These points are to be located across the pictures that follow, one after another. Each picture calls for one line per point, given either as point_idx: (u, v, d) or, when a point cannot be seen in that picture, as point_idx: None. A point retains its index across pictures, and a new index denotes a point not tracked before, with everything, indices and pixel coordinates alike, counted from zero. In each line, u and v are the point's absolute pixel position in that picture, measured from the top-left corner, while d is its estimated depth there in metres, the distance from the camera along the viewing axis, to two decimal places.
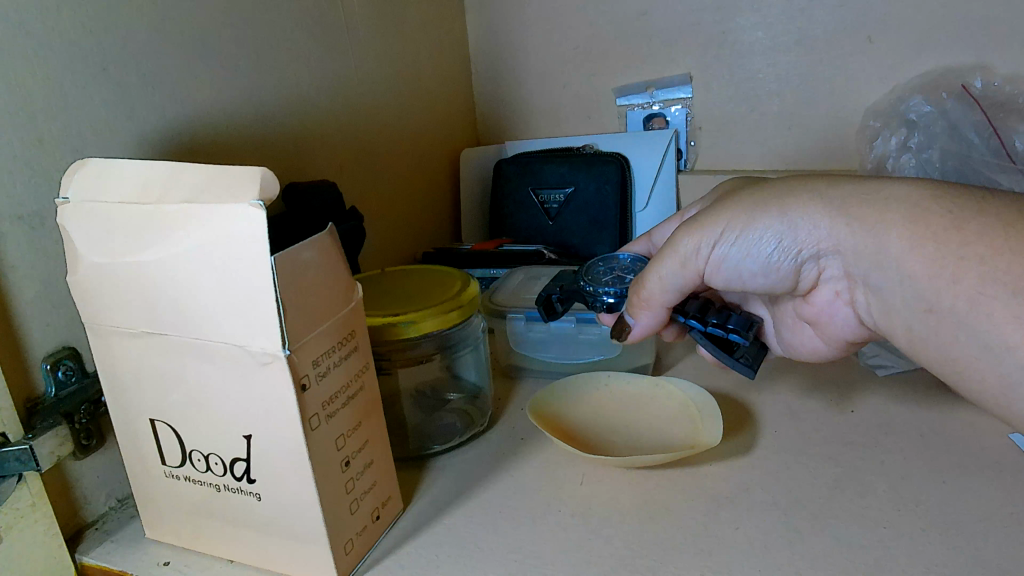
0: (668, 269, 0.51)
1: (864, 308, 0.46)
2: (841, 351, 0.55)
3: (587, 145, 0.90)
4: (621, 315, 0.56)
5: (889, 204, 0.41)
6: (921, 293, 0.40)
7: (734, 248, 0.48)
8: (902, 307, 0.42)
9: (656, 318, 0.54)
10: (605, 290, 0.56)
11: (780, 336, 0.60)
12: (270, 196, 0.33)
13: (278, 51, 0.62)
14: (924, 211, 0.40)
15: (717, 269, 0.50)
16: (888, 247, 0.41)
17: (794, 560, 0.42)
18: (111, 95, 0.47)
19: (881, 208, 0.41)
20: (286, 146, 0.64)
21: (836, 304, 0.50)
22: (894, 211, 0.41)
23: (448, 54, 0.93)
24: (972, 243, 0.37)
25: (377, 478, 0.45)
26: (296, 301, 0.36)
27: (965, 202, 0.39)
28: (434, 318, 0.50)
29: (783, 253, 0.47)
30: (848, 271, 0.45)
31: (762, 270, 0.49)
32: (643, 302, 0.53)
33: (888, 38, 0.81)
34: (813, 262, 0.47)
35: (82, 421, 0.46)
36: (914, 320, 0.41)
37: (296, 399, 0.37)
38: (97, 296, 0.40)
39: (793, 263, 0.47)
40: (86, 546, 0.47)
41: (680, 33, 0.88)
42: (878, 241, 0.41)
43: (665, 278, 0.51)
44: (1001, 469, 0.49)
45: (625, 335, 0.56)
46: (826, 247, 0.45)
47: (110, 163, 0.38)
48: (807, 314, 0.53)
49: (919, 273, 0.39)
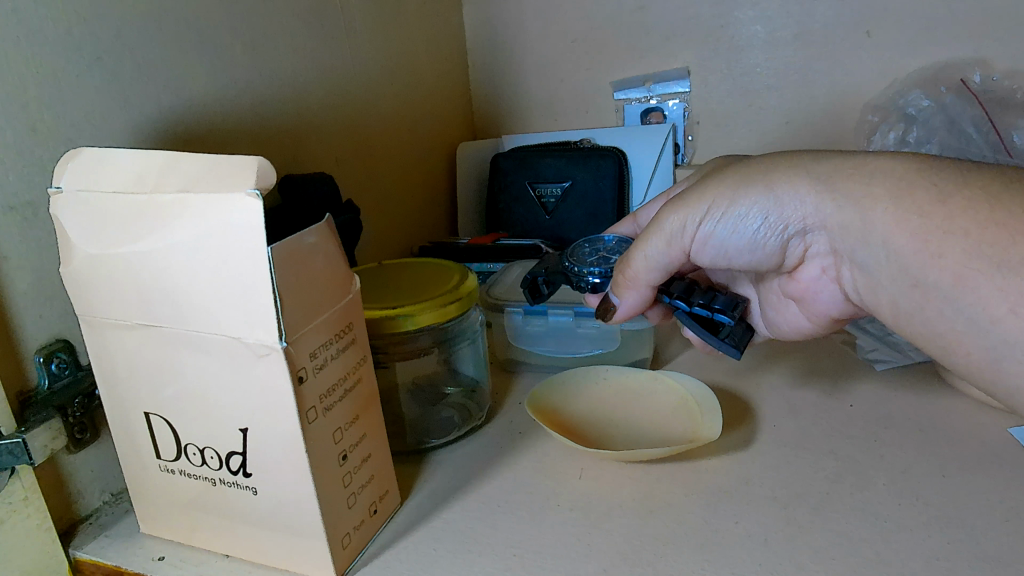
0: (654, 248, 0.50)
1: (851, 285, 0.46)
2: (826, 329, 0.55)
3: (584, 137, 0.89)
4: (607, 295, 0.56)
5: (875, 179, 0.41)
6: (907, 268, 0.39)
7: (720, 225, 0.48)
8: (890, 284, 0.42)
9: (641, 297, 0.54)
10: (590, 270, 0.55)
11: (765, 316, 0.59)
12: (267, 185, 0.33)
13: (274, 41, 0.62)
14: (908, 187, 0.39)
15: (703, 246, 0.50)
16: (875, 226, 0.41)
17: (795, 554, 0.42)
18: (106, 83, 0.47)
19: (866, 183, 0.41)
20: (282, 138, 0.63)
21: (823, 281, 0.50)
22: (880, 185, 0.41)
23: (445, 46, 0.92)
24: (958, 217, 0.37)
25: (375, 470, 0.44)
26: (294, 283, 0.35)
27: (959, 179, 0.38)
28: (432, 309, 0.50)
29: (769, 230, 0.47)
30: (834, 247, 0.45)
31: (748, 247, 0.49)
32: (629, 281, 0.53)
33: (887, 33, 0.80)
34: (800, 238, 0.47)
35: (76, 415, 0.45)
36: (901, 296, 0.41)
37: (294, 387, 0.36)
38: (91, 289, 0.39)
39: (779, 240, 0.47)
40: (80, 541, 0.46)
41: (679, 26, 0.88)
42: (864, 219, 0.41)
43: (651, 257, 0.51)
44: (1000, 463, 0.49)
45: (610, 315, 0.56)
46: (812, 223, 0.45)
47: (105, 152, 0.37)
48: (792, 291, 0.53)
49: (905, 249, 0.39)
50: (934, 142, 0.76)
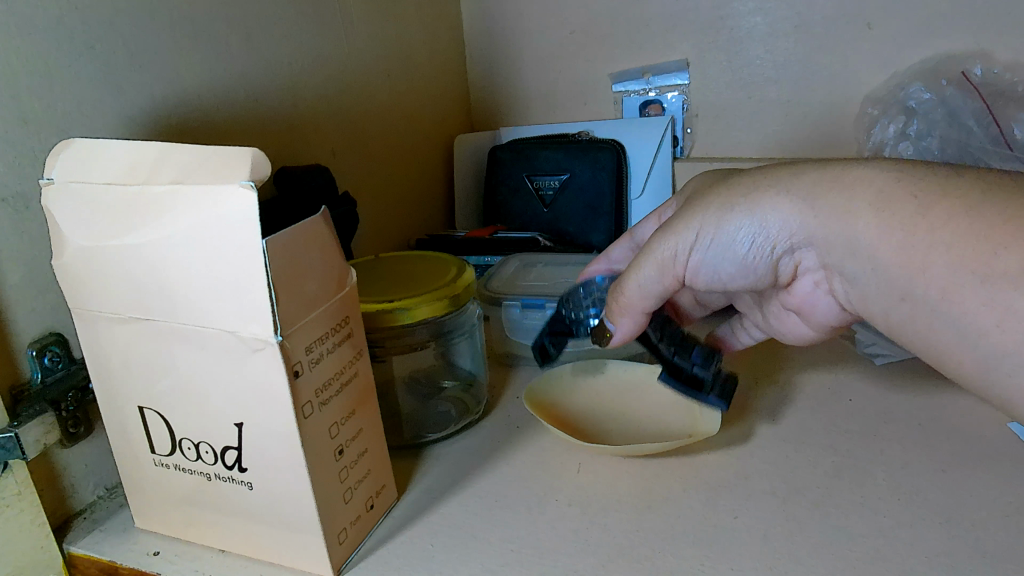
0: (646, 275, 0.49)
1: (845, 297, 0.45)
2: (829, 335, 0.55)
3: (581, 132, 0.89)
4: (599, 319, 0.54)
5: (855, 188, 0.41)
6: (894, 282, 0.39)
7: (710, 251, 0.47)
8: (879, 297, 0.41)
9: (636, 323, 0.52)
10: (587, 312, 0.55)
11: (766, 323, 0.59)
12: (262, 177, 0.32)
13: (269, 32, 0.61)
14: (889, 199, 0.39)
15: (696, 272, 0.49)
16: (860, 239, 0.40)
17: (794, 549, 0.42)
18: (98, 74, 0.46)
19: (847, 194, 0.41)
20: (276, 131, 0.63)
21: (817, 293, 0.49)
22: (859, 197, 0.40)
23: (442, 37, 0.91)
24: (939, 230, 0.37)
25: (372, 466, 0.44)
26: (289, 284, 0.35)
27: (953, 182, 0.38)
28: (427, 305, 0.49)
29: (758, 250, 0.46)
30: (823, 263, 0.44)
31: (739, 270, 0.48)
32: (622, 308, 0.51)
33: (888, 25, 0.80)
34: (789, 256, 0.46)
35: (70, 409, 0.45)
36: (891, 308, 0.41)
37: (289, 385, 0.36)
38: (84, 283, 0.39)
39: (770, 259, 0.47)
40: (75, 536, 0.46)
41: (677, 18, 0.87)
42: (847, 231, 0.41)
43: (643, 284, 0.50)
44: (1000, 459, 0.49)
45: (605, 341, 0.54)
46: (799, 239, 0.44)
47: (97, 143, 0.37)
48: (790, 303, 0.52)
49: (891, 263, 0.39)
50: (934, 136, 0.80)
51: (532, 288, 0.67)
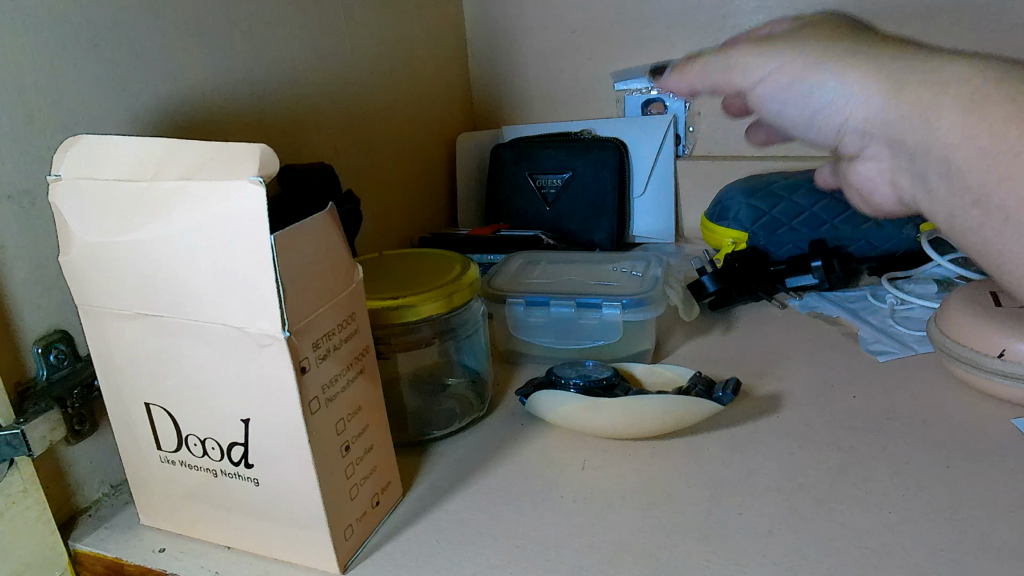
0: (713, 63, 0.42)
1: (903, 187, 0.40)
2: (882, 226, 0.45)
3: (584, 130, 0.91)
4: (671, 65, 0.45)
5: (949, 84, 0.35)
6: (964, 180, 0.35)
7: (784, 99, 0.40)
8: (947, 195, 0.37)
9: (689, 92, 0.43)
10: (574, 379, 0.55)
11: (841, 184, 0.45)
12: (270, 172, 0.32)
13: (272, 29, 0.61)
14: (984, 100, 0.34)
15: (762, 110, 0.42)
16: (936, 139, 0.35)
17: (799, 544, 0.42)
18: (103, 72, 0.46)
19: (938, 88, 0.35)
20: (279, 128, 0.63)
21: (876, 188, 0.42)
22: (951, 94, 0.34)
23: (444, 35, 0.91)
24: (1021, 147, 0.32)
25: (378, 463, 0.44)
26: (297, 278, 0.35)
27: None
28: (433, 302, 0.50)
29: (837, 116, 0.39)
30: (893, 145, 0.38)
31: (806, 122, 0.41)
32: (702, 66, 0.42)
33: (889, 23, 0.80)
34: (860, 135, 0.39)
35: (75, 406, 0.45)
36: (955, 208, 0.36)
37: (296, 381, 0.36)
38: (90, 279, 0.39)
39: (855, 130, 0.39)
40: (80, 533, 0.46)
41: (679, 17, 0.88)
42: (925, 120, 0.35)
43: (710, 68, 0.42)
44: (1004, 454, 0.49)
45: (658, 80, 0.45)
46: (873, 124, 0.38)
47: (104, 139, 0.37)
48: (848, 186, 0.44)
49: (962, 158, 0.34)
50: None
51: (536, 285, 0.67)
